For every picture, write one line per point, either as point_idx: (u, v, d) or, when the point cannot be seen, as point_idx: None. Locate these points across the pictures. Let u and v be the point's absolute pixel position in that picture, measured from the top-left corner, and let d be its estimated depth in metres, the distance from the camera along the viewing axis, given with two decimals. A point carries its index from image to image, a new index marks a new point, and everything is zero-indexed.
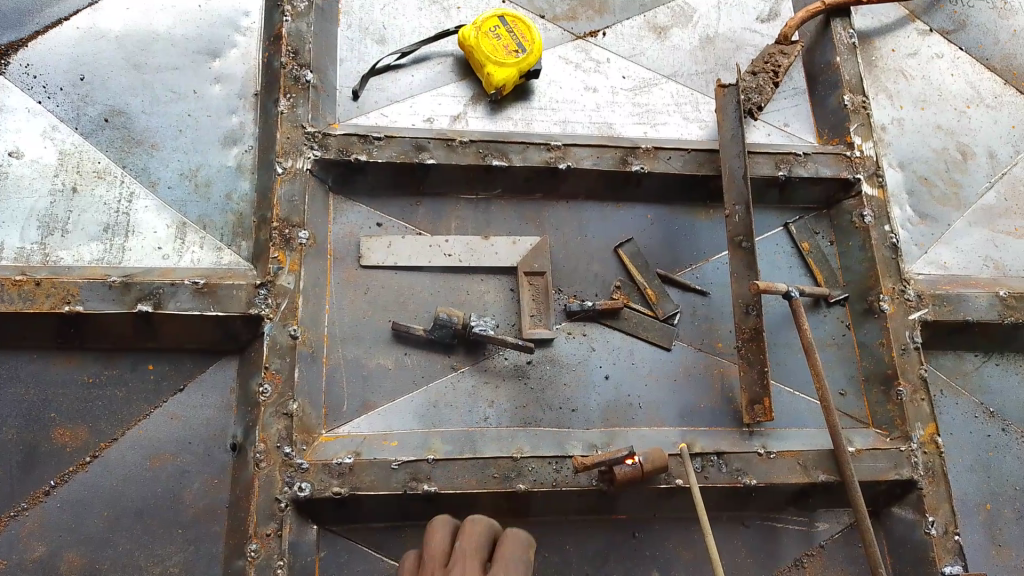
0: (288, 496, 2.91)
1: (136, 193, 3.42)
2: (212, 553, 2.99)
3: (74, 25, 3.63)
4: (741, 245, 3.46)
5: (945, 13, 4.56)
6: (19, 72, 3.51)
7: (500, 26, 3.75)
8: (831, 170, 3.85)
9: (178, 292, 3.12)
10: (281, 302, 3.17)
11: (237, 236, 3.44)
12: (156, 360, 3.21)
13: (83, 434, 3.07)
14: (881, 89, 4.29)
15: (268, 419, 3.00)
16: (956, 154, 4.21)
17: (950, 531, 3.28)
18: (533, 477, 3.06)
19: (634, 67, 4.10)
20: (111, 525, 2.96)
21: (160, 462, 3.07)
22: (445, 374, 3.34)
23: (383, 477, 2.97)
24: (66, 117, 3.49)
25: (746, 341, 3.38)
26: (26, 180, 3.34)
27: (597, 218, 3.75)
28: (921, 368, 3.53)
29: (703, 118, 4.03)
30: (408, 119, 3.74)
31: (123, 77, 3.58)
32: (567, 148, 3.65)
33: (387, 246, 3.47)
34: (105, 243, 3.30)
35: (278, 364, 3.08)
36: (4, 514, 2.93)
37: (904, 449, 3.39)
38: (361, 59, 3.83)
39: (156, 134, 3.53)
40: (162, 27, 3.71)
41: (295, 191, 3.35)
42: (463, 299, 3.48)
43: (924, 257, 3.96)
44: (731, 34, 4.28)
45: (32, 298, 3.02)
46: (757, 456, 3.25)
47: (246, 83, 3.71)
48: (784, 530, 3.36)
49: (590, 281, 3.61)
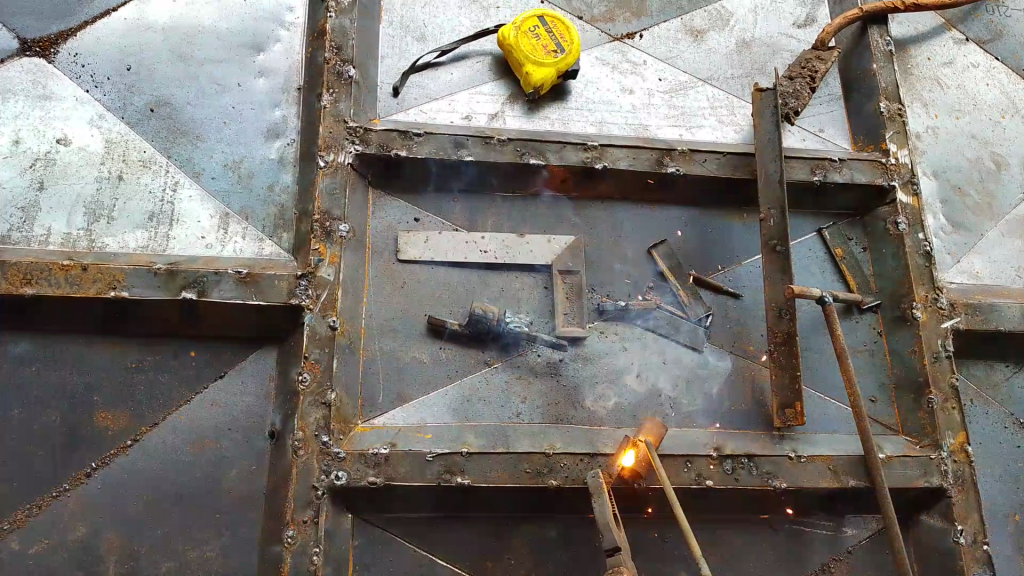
0: (326, 484, 2.96)
1: (181, 183, 3.47)
2: (250, 538, 3.04)
3: (122, 15, 3.70)
4: (775, 249, 3.47)
5: (981, 22, 4.56)
6: (67, 61, 3.58)
7: (540, 27, 3.80)
8: (866, 176, 3.86)
9: (221, 280, 3.18)
10: (320, 294, 3.23)
11: (278, 228, 3.49)
12: (197, 348, 3.27)
13: (124, 418, 3.12)
14: (917, 97, 4.29)
15: (308, 408, 3.06)
16: (990, 164, 4.22)
17: (979, 541, 3.30)
18: (565, 474, 3.10)
19: (670, 70, 4.12)
20: (151, 507, 3.02)
21: (200, 448, 3.12)
22: (479, 369, 3.38)
23: (418, 468, 3.02)
24: (113, 106, 3.55)
25: (778, 344, 3.39)
26: (73, 168, 3.40)
27: (632, 218, 3.78)
28: (953, 377, 3.54)
29: (738, 122, 4.05)
30: (447, 117, 3.77)
31: (168, 69, 3.64)
32: (604, 148, 3.68)
33: (424, 242, 3.52)
34: (150, 231, 3.35)
35: (317, 355, 3.13)
36: (48, 495, 2.99)
37: (934, 457, 3.40)
38: (401, 56, 3.87)
39: (200, 125, 3.59)
40: (208, 19, 3.77)
41: (337, 184, 3.40)
42: (497, 296, 3.51)
43: (957, 266, 3.96)
44: (767, 39, 4.29)
45: (79, 283, 3.09)
46: (787, 459, 3.28)
47: (290, 77, 3.76)
48: (812, 534, 3.37)
49: (624, 281, 3.64)
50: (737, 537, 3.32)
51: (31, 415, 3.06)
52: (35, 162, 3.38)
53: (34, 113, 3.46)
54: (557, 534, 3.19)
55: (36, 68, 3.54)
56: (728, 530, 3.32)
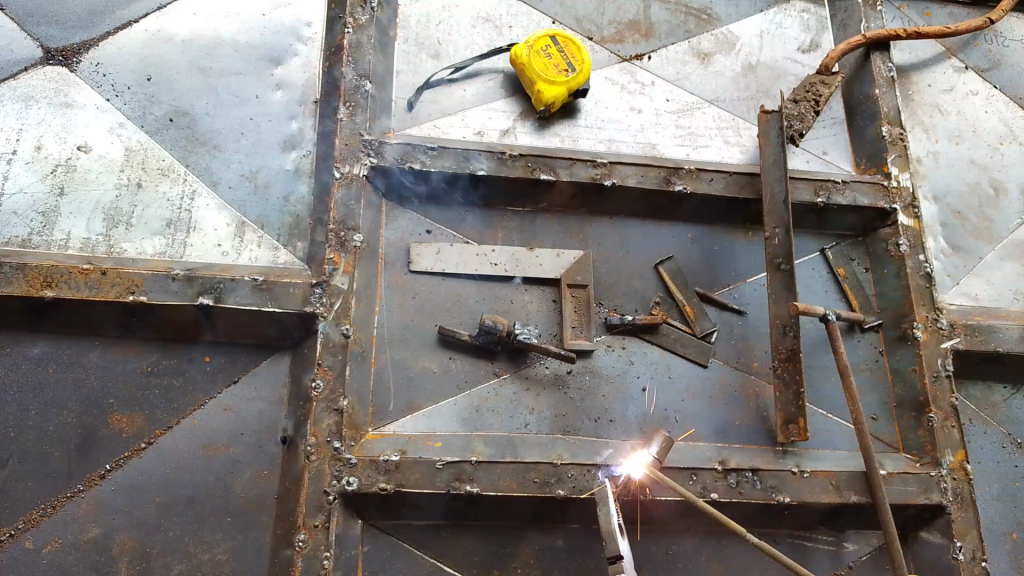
0: (337, 490, 3.01)
1: (198, 191, 3.53)
2: (260, 542, 3.08)
3: (143, 27, 3.78)
4: (780, 267, 3.56)
5: (980, 51, 4.67)
6: (89, 70, 3.65)
7: (551, 46, 3.89)
8: (868, 199, 3.94)
9: (237, 287, 3.24)
10: (334, 302, 3.29)
11: (293, 237, 3.55)
12: (212, 353, 3.32)
13: (139, 421, 3.17)
14: (918, 123, 4.38)
15: (320, 414, 3.10)
16: (988, 188, 4.30)
17: (978, 558, 3.34)
18: (572, 484, 3.15)
19: (677, 91, 4.21)
20: (163, 510, 3.06)
21: (214, 452, 3.17)
22: (488, 379, 3.44)
23: (428, 475, 3.06)
24: (133, 115, 3.62)
25: (781, 360, 3.46)
26: (93, 174, 3.46)
27: (639, 235, 3.84)
28: (952, 396, 3.61)
29: (744, 143, 4.14)
30: (459, 132, 3.85)
31: (188, 80, 3.72)
32: (613, 166, 3.76)
33: (435, 253, 3.57)
34: (167, 238, 3.41)
35: (330, 362, 3.19)
36: (61, 495, 3.02)
37: (934, 474, 3.46)
38: (416, 72, 3.95)
39: (219, 136, 3.66)
40: (227, 33, 3.85)
41: (352, 196, 3.47)
42: (507, 308, 3.57)
43: (956, 288, 4.04)
44: (773, 63, 4.39)
45: (98, 287, 3.14)
46: (791, 474, 3.34)
47: (306, 91, 3.84)
48: (814, 548, 3.43)
49: (630, 296, 3.71)
50: (740, 550, 3.37)
51: (47, 416, 3.11)
52: (56, 168, 3.44)
53: (56, 121, 3.53)
54: (563, 543, 3.23)
55: (58, 76, 3.62)
56: (731, 543, 3.37)
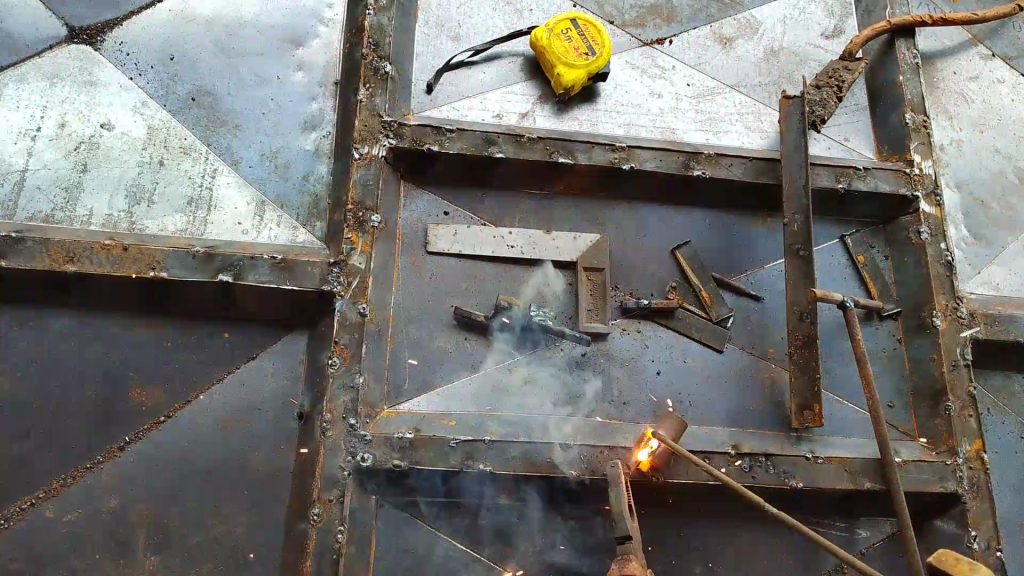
0: (352, 465, 3.04)
1: (219, 170, 3.57)
2: (276, 516, 3.12)
3: (166, 7, 3.81)
4: (798, 253, 3.53)
5: (1007, 39, 4.60)
6: (113, 49, 3.69)
7: (572, 30, 3.87)
8: (889, 186, 3.91)
9: (256, 265, 3.28)
10: (352, 281, 3.30)
11: (311, 217, 3.58)
12: (231, 329, 3.35)
13: (158, 395, 3.21)
14: (942, 110, 4.33)
15: (336, 391, 3.15)
16: (1013, 177, 4.25)
17: (993, 547, 3.34)
18: (585, 465, 3.16)
19: (698, 76, 4.19)
20: (181, 483, 3.11)
21: (231, 426, 3.21)
22: (503, 361, 3.45)
23: (442, 454, 3.09)
24: (156, 94, 3.66)
25: (797, 347, 3.45)
26: (116, 152, 3.51)
27: (656, 219, 3.84)
28: (970, 385, 3.58)
29: (765, 129, 4.11)
30: (478, 114, 3.86)
31: (210, 60, 3.75)
32: (631, 150, 3.74)
33: (452, 235, 3.59)
34: (188, 215, 3.45)
35: (347, 340, 3.22)
36: (82, 466, 3.08)
37: (950, 463, 3.44)
38: (436, 54, 3.95)
39: (240, 116, 3.69)
40: (250, 13, 3.87)
41: (370, 176, 3.49)
42: (523, 290, 3.58)
43: (977, 278, 4.01)
44: (796, 48, 4.35)
45: (120, 263, 3.19)
46: (805, 460, 3.33)
47: (327, 72, 3.86)
48: (827, 534, 3.42)
49: (647, 280, 3.70)
50: (752, 535, 3.36)
51: (69, 388, 3.17)
52: (80, 145, 3.49)
53: (80, 99, 3.58)
54: (574, 524, 3.25)
55: (83, 54, 3.66)
56: (743, 529, 3.37)
